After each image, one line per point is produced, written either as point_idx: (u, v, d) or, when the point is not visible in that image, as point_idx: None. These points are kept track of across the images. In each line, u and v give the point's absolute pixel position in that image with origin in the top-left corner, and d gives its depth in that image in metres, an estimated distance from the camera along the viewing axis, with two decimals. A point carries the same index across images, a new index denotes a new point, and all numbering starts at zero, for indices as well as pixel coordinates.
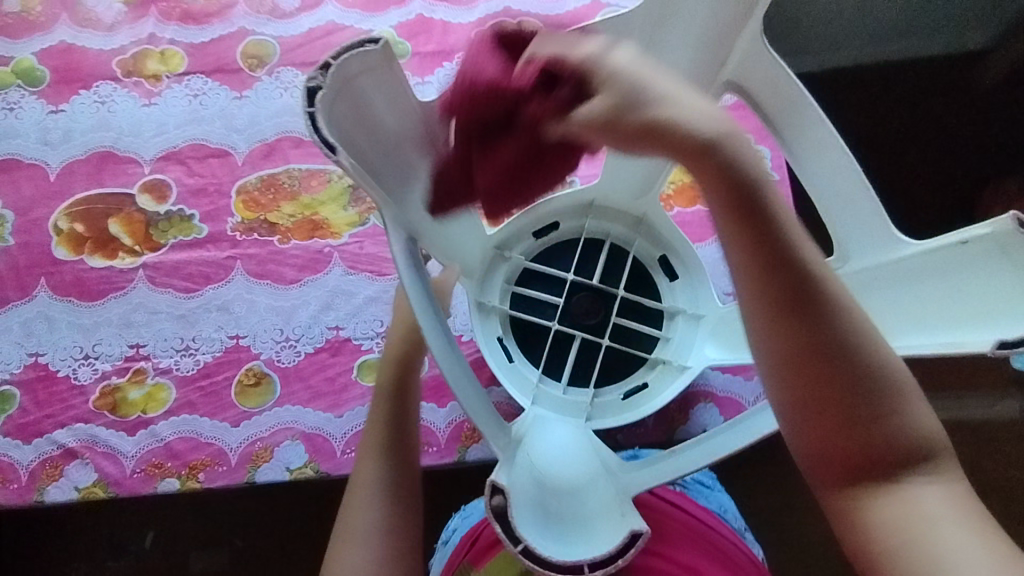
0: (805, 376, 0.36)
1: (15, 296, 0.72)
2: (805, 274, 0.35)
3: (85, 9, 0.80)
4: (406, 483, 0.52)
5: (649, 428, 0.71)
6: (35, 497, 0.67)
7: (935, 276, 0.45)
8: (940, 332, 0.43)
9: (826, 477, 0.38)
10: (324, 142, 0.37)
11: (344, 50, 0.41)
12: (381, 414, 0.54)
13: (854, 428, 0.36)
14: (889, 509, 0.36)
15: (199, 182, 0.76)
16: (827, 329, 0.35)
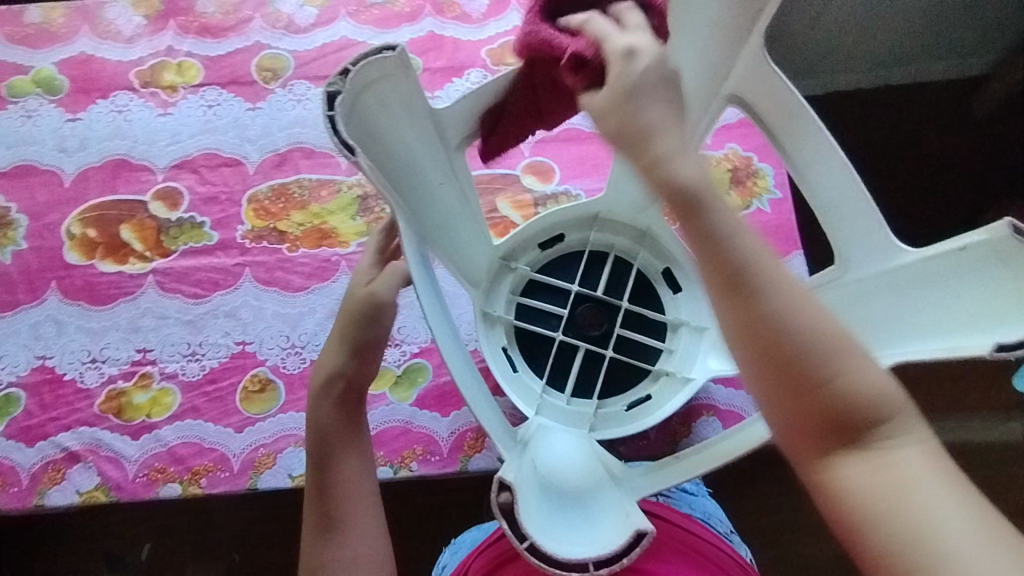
0: (761, 355, 0.37)
1: (25, 300, 0.73)
2: (751, 257, 0.37)
3: (106, 21, 0.82)
4: (344, 545, 0.53)
5: (652, 441, 0.71)
6: (36, 500, 0.67)
7: (934, 282, 0.45)
8: (936, 335, 0.43)
9: (804, 451, 0.38)
10: (342, 144, 0.40)
11: (363, 56, 0.43)
12: (311, 478, 0.54)
13: (822, 397, 0.37)
14: (858, 475, 0.37)
15: (211, 190, 0.77)
16: (773, 309, 0.36)
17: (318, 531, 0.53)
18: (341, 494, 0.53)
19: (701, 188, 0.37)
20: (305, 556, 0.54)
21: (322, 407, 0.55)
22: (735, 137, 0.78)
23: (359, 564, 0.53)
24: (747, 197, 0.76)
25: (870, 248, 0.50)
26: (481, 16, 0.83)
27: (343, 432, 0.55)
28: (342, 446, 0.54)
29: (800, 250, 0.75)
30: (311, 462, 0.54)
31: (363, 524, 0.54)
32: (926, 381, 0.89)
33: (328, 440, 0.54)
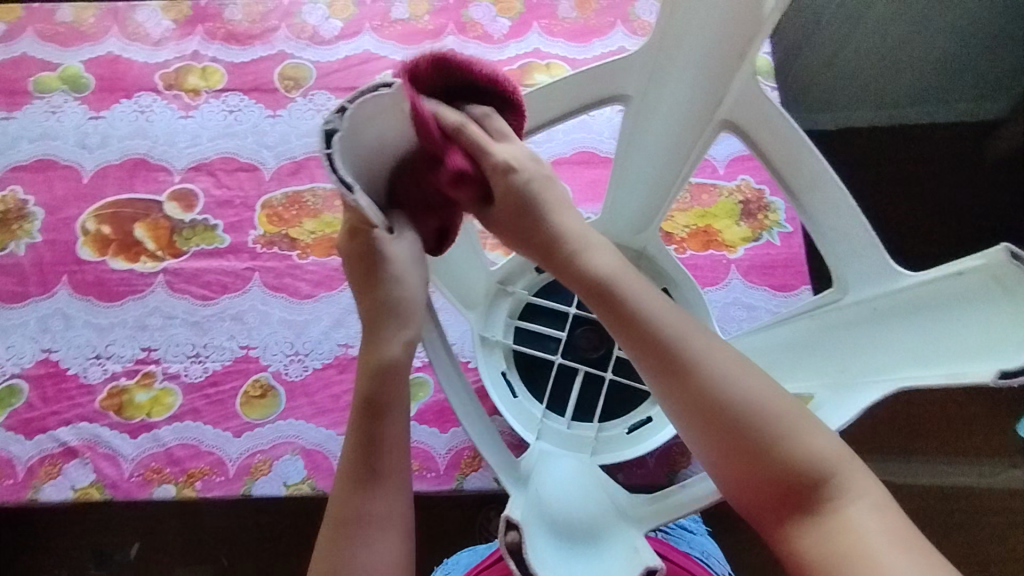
0: (698, 423, 0.40)
1: (36, 292, 0.74)
2: (673, 335, 0.40)
3: (135, 23, 0.84)
4: (382, 503, 0.42)
5: (650, 469, 0.70)
6: (30, 494, 0.67)
7: (940, 308, 0.42)
8: (949, 363, 0.39)
9: (761, 518, 0.39)
10: (341, 182, 0.39)
11: (361, 94, 0.41)
12: (357, 422, 0.43)
13: (756, 462, 0.38)
14: (812, 537, 0.37)
15: (226, 194, 0.78)
16: (697, 376, 0.39)
17: (354, 484, 0.42)
18: (390, 446, 0.43)
19: (609, 275, 0.42)
20: (328, 509, 0.43)
21: (388, 343, 0.44)
22: (748, 169, 0.79)
23: (388, 530, 0.42)
24: (757, 230, 0.76)
25: (869, 269, 0.48)
26: (503, 37, 0.84)
27: (403, 376, 0.44)
28: (398, 391, 0.43)
29: (808, 285, 0.74)
30: (359, 406, 0.43)
31: (408, 484, 0.43)
32: (932, 423, 0.88)
33: (391, 381, 0.43)
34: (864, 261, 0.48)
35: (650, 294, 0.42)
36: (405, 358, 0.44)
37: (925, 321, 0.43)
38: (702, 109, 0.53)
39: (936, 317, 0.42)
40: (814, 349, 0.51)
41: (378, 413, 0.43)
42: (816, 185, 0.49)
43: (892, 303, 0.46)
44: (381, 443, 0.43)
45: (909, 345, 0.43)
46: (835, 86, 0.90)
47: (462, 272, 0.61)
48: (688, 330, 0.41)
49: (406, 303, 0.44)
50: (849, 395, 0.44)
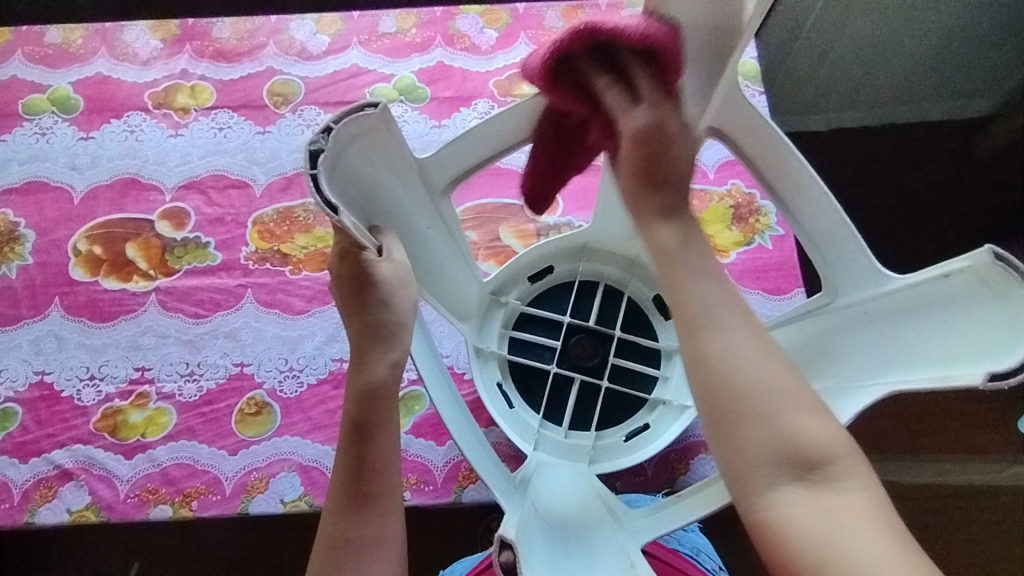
0: (715, 393, 0.39)
1: (28, 315, 0.74)
2: (704, 302, 0.41)
3: (123, 44, 0.84)
4: (374, 524, 0.43)
5: (648, 477, 0.70)
6: (25, 518, 0.67)
7: (925, 310, 0.43)
8: (941, 365, 0.40)
9: (746, 488, 0.39)
10: (325, 203, 0.37)
11: (344, 114, 0.40)
12: (346, 445, 0.45)
13: (762, 438, 0.38)
14: (798, 512, 0.37)
15: (218, 212, 0.78)
16: (716, 340, 0.40)
17: (346, 506, 0.44)
18: (379, 468, 0.44)
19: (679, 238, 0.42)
20: (321, 530, 0.44)
21: (376, 366, 0.45)
22: (738, 173, 0.79)
23: (381, 551, 0.43)
24: (748, 234, 0.76)
25: (857, 273, 0.48)
26: (490, 48, 0.84)
27: (392, 398, 0.45)
28: (387, 413, 0.45)
29: (801, 287, 0.75)
30: (348, 428, 0.45)
31: (399, 505, 0.45)
32: (928, 425, 0.88)
33: (379, 405, 0.44)
34: (852, 268, 0.48)
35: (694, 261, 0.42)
36: (392, 381, 0.45)
37: (914, 323, 0.43)
38: None
39: (927, 318, 0.43)
40: (800, 353, 0.51)
41: (365, 438, 0.44)
42: (802, 191, 0.50)
43: (881, 307, 0.46)
44: (369, 467, 0.44)
45: (898, 346, 0.43)
46: (823, 88, 0.91)
47: (455, 284, 0.60)
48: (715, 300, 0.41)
49: (394, 326, 0.45)
50: (840, 398, 0.45)
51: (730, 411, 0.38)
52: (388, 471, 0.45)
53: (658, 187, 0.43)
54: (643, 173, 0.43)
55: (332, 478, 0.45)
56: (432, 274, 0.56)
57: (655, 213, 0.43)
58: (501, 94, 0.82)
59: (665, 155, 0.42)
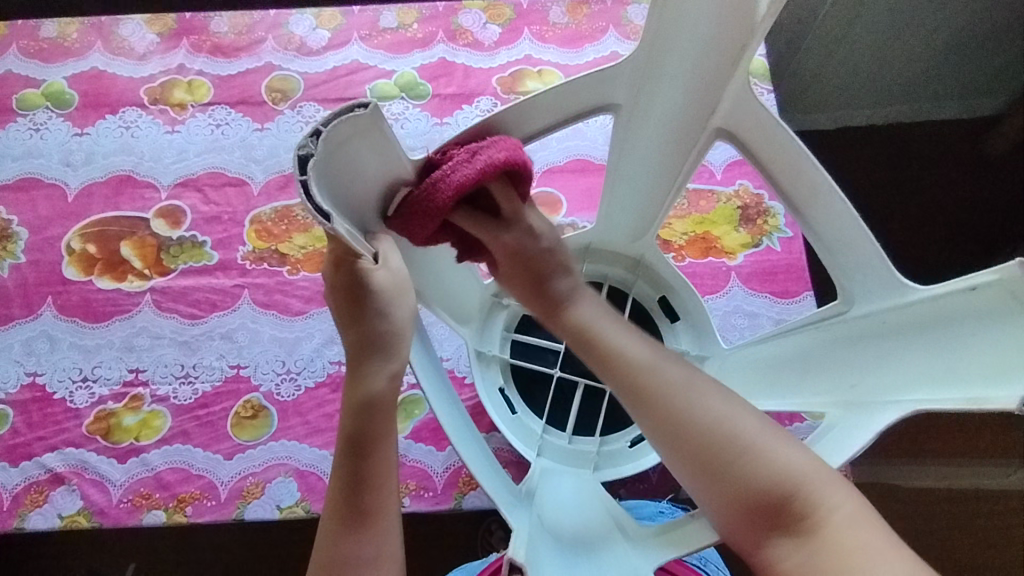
0: (678, 450, 0.42)
1: (20, 315, 0.72)
2: (637, 373, 0.45)
3: (119, 38, 0.83)
4: (373, 544, 0.42)
5: (653, 485, 0.68)
6: (16, 523, 0.65)
7: (952, 327, 0.40)
8: (970, 385, 0.38)
9: (739, 537, 0.41)
10: (317, 210, 0.36)
11: (336, 115, 0.39)
12: (342, 460, 0.43)
13: (734, 482, 0.40)
14: (790, 552, 0.38)
15: (215, 210, 0.76)
16: (659, 404, 0.43)
17: (342, 524, 0.42)
18: (376, 485, 0.43)
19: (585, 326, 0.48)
20: (317, 550, 0.42)
21: (373, 377, 0.43)
22: (746, 173, 0.77)
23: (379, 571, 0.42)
24: (757, 235, 0.75)
25: (875, 278, 0.46)
26: (493, 44, 0.82)
27: (390, 410, 0.43)
28: (384, 424, 0.43)
29: (810, 290, 0.73)
30: (344, 444, 0.43)
31: (397, 523, 0.43)
32: (951, 429, 0.86)
33: (376, 417, 0.43)
34: (870, 276, 0.46)
35: (616, 338, 0.47)
36: (391, 393, 0.43)
37: (941, 339, 0.41)
38: (696, 117, 0.51)
39: (957, 334, 0.40)
40: (826, 361, 0.49)
41: (361, 453, 0.43)
42: (817, 196, 0.48)
43: (900, 320, 0.44)
44: (365, 483, 0.42)
45: (924, 365, 0.41)
46: (829, 88, 0.88)
47: (455, 286, 0.59)
48: (645, 366, 0.45)
49: (391, 336, 0.43)
50: (864, 416, 0.43)
51: (696, 465, 0.41)
52: (386, 487, 0.43)
53: (552, 277, 0.51)
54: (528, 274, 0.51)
55: (329, 495, 0.43)
56: (432, 279, 0.54)
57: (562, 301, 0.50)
58: (505, 91, 0.80)
59: (544, 257, 0.51)
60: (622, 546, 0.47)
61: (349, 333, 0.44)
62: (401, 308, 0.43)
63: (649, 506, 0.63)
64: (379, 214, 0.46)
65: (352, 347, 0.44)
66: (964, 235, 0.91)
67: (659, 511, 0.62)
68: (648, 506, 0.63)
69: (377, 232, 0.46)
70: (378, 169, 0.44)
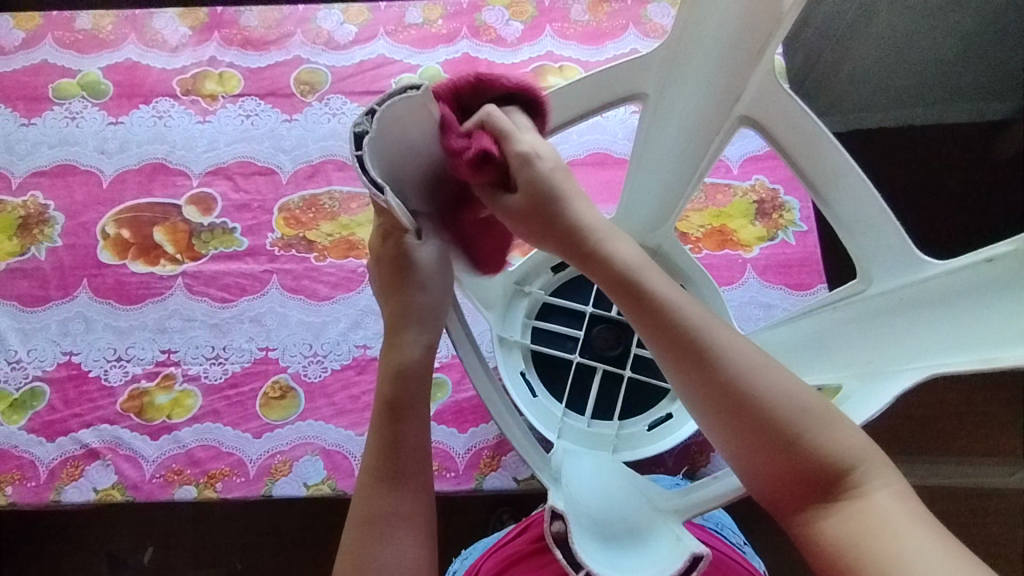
0: (720, 416, 0.39)
1: (56, 296, 0.74)
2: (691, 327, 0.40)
3: (153, 31, 0.85)
4: (407, 501, 0.44)
5: (668, 467, 0.70)
6: (52, 496, 0.67)
7: (968, 298, 0.41)
8: (986, 349, 0.37)
9: (782, 504, 0.38)
10: (372, 183, 0.39)
11: (388, 97, 0.41)
12: (380, 422, 0.45)
13: (778, 455, 0.37)
14: (837, 522, 0.36)
15: (244, 198, 0.78)
16: (709, 361, 0.39)
17: (379, 483, 0.44)
18: (411, 447, 0.45)
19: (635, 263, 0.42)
20: (353, 508, 0.44)
21: (410, 345, 0.46)
22: (762, 169, 0.79)
23: (414, 528, 0.43)
24: (772, 229, 0.77)
25: (895, 261, 0.48)
26: (516, 41, 0.84)
27: (424, 377, 0.46)
28: (420, 392, 0.46)
29: (824, 283, 0.75)
30: (382, 407, 0.45)
31: (430, 484, 0.45)
32: (957, 425, 0.87)
33: (410, 384, 0.45)
34: (888, 255, 0.49)
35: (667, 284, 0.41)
36: (425, 361, 0.46)
37: (954, 309, 0.42)
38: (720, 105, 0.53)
39: (968, 302, 0.41)
40: (840, 341, 0.51)
41: (400, 418, 0.45)
42: (837, 180, 0.50)
43: (917, 296, 0.46)
44: (402, 446, 0.45)
45: (937, 332, 0.42)
46: (846, 86, 0.88)
47: (484, 270, 0.61)
48: (700, 315, 0.40)
49: (431, 308, 0.46)
50: (876, 383, 0.43)
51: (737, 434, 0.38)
52: (417, 452, 0.45)
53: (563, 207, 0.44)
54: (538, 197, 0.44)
55: (364, 460, 0.45)
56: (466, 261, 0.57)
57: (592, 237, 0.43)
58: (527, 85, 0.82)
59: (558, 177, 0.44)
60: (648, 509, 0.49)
61: (391, 306, 0.47)
62: (442, 283, 0.46)
63: (665, 479, 0.65)
64: (424, 193, 0.49)
65: (393, 319, 0.47)
66: (974, 227, 0.93)
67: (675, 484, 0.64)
68: (664, 479, 0.65)
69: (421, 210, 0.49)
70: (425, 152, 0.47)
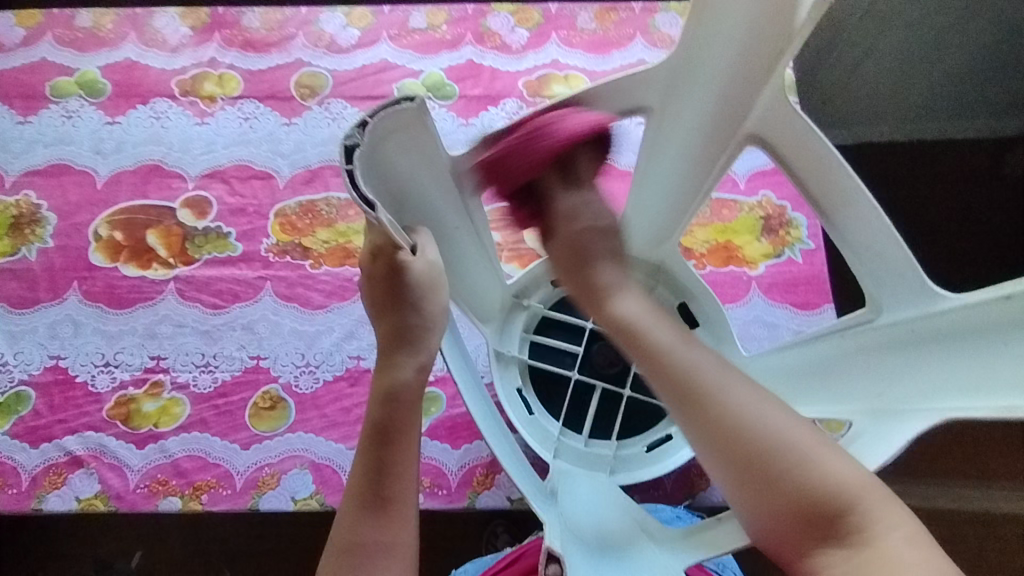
0: (728, 462, 0.40)
1: (46, 298, 0.73)
2: (688, 371, 0.43)
3: (153, 30, 0.84)
4: (389, 530, 0.42)
5: (667, 491, 0.68)
6: (34, 504, 0.66)
7: (987, 336, 0.39)
8: (1004, 393, 0.36)
9: (785, 547, 0.39)
10: (362, 199, 0.37)
11: (382, 108, 0.40)
12: (366, 448, 0.44)
13: (781, 494, 0.38)
14: (840, 567, 0.36)
15: (240, 202, 0.77)
16: (708, 403, 0.42)
17: (361, 510, 0.42)
18: (397, 473, 0.43)
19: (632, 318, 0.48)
20: (333, 535, 0.43)
21: (400, 368, 0.44)
22: (770, 184, 0.77)
23: (393, 559, 0.41)
24: (779, 246, 0.75)
25: (910, 288, 0.46)
26: (521, 48, 0.83)
27: (414, 402, 0.44)
28: (409, 416, 0.44)
29: (831, 303, 0.73)
30: (369, 431, 0.44)
31: (415, 512, 0.44)
32: (972, 453, 0.83)
33: (399, 408, 0.44)
34: (899, 286, 0.47)
35: (669, 336, 0.46)
36: (415, 385, 0.45)
37: (970, 345, 0.40)
38: (727, 123, 0.51)
39: (987, 342, 0.39)
40: (852, 369, 0.49)
41: (387, 443, 0.43)
42: (849, 203, 0.48)
43: (930, 328, 0.44)
44: (388, 473, 0.43)
45: (950, 372, 0.40)
46: (856, 100, 0.85)
47: (479, 285, 0.59)
48: (700, 356, 0.44)
49: (422, 330, 0.45)
50: (889, 423, 0.42)
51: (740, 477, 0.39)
52: (403, 477, 0.43)
53: (595, 269, 0.52)
54: (575, 249, 0.52)
55: (348, 486, 0.44)
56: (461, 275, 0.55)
57: (606, 294, 0.50)
58: (531, 94, 0.81)
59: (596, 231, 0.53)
60: (646, 546, 0.47)
61: (382, 326, 0.45)
62: (436, 302, 0.44)
63: (663, 509, 0.62)
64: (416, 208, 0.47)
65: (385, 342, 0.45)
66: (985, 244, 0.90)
67: (673, 514, 0.62)
68: (662, 510, 0.62)
69: (414, 224, 0.47)
70: (416, 164, 0.45)
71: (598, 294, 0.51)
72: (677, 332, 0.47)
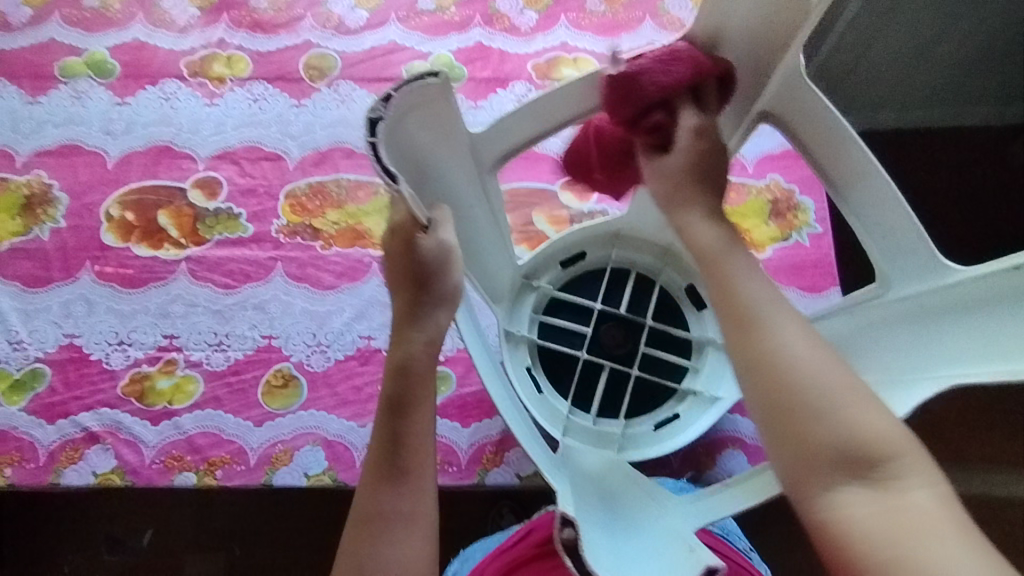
0: (770, 390, 0.38)
1: (59, 277, 0.74)
2: (750, 298, 0.41)
3: (161, 10, 0.84)
4: (410, 499, 0.43)
5: (673, 468, 0.69)
6: (51, 478, 0.67)
7: (989, 308, 0.40)
8: (1008, 359, 0.37)
9: (803, 484, 0.37)
10: (385, 172, 0.37)
11: (405, 83, 0.40)
12: (382, 421, 0.45)
13: (819, 431, 0.37)
14: (864, 509, 0.35)
15: (250, 183, 0.77)
16: (762, 331, 0.40)
17: (381, 480, 0.43)
18: (414, 444, 0.44)
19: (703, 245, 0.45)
20: (354, 504, 0.44)
21: (415, 340, 0.45)
22: (778, 167, 0.77)
23: (415, 525, 0.43)
24: (786, 229, 0.75)
25: (918, 264, 0.47)
26: (530, 30, 0.83)
27: (427, 374, 0.45)
28: (424, 388, 0.45)
29: (837, 285, 0.74)
30: (385, 405, 0.45)
31: (433, 482, 0.45)
32: None
33: (415, 380, 0.45)
34: (909, 264, 0.48)
35: (735, 262, 0.43)
36: (429, 357, 0.46)
37: (974, 318, 0.41)
38: (740, 102, 0.51)
39: (991, 314, 0.40)
40: (860, 347, 0.51)
41: (404, 415, 0.44)
42: (860, 180, 0.49)
43: (935, 303, 0.45)
44: (404, 444, 0.44)
45: (953, 343, 0.42)
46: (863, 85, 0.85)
47: (492, 265, 0.60)
48: (761, 286, 0.42)
49: (436, 304, 0.46)
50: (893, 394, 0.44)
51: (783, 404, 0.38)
52: (417, 447, 0.44)
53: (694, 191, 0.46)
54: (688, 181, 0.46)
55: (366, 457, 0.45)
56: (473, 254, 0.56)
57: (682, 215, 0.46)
58: (540, 77, 0.81)
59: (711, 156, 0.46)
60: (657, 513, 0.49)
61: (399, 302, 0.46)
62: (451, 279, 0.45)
63: (669, 483, 0.64)
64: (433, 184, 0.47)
65: (402, 318, 0.46)
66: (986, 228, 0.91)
67: (679, 488, 0.63)
68: (668, 483, 0.64)
69: (431, 201, 0.47)
70: (434, 140, 0.46)
71: (681, 207, 0.46)
72: (743, 261, 0.44)
